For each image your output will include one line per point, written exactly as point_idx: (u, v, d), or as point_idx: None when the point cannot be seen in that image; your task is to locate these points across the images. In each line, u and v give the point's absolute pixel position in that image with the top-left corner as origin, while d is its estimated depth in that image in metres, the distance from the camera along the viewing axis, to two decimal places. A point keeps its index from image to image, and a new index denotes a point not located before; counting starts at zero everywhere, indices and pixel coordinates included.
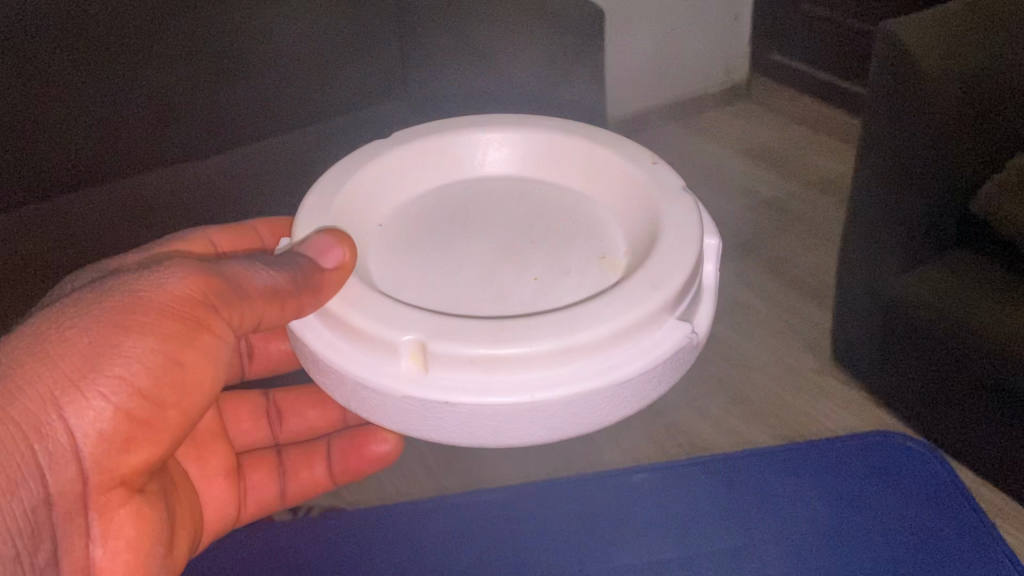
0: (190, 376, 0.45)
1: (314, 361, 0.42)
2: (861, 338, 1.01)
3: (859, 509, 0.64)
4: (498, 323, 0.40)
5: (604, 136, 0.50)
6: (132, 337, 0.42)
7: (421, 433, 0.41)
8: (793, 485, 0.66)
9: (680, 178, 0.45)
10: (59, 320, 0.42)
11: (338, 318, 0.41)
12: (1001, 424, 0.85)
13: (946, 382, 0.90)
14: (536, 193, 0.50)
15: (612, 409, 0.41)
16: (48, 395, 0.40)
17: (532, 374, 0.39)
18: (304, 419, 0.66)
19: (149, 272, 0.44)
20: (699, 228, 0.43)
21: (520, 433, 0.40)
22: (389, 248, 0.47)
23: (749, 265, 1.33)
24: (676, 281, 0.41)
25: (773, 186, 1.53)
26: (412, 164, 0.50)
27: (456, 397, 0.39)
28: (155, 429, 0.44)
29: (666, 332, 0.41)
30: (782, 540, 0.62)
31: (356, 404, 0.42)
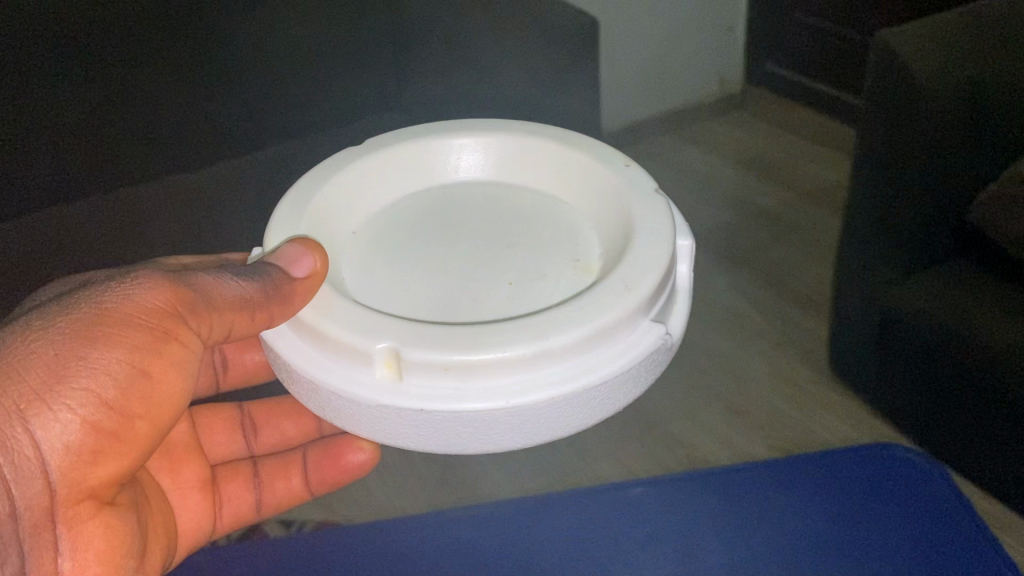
0: (158, 387, 0.44)
1: (288, 372, 0.41)
2: (856, 348, 1.00)
3: (862, 525, 0.63)
4: (470, 329, 0.39)
5: (578, 139, 0.49)
6: (99, 349, 0.42)
7: (399, 442, 0.40)
8: (799, 498, 0.65)
9: (652, 179, 0.45)
10: (24, 332, 0.41)
11: (309, 327, 0.40)
12: (996, 431, 0.85)
13: (941, 388, 0.89)
14: (510, 198, 0.50)
15: (585, 412, 0.40)
16: (13, 408, 0.40)
17: (506, 379, 0.38)
18: (279, 430, 0.65)
19: (115, 283, 0.43)
20: (672, 230, 0.42)
21: (496, 439, 0.40)
22: (364, 255, 0.47)
23: (744, 276, 1.33)
24: (650, 283, 0.40)
25: (766, 197, 1.53)
26: (387, 172, 0.50)
27: (431, 406, 0.38)
28: (123, 442, 0.44)
29: (640, 335, 0.40)
30: (789, 556, 0.61)
31: (333, 416, 0.41)
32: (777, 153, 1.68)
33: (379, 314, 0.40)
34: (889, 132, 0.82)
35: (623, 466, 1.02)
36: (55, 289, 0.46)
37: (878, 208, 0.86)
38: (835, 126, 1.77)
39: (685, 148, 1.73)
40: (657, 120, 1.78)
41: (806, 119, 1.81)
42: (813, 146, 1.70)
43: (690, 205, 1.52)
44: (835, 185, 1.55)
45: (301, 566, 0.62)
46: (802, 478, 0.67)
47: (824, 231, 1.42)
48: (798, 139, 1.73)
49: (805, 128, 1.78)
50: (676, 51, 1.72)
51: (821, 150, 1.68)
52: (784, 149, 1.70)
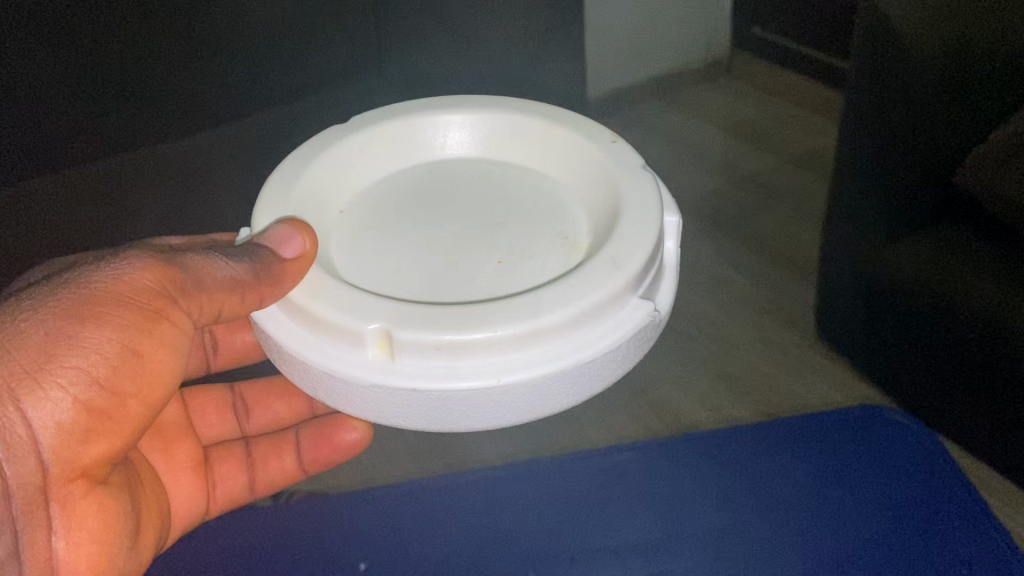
0: (150, 366, 0.44)
1: (280, 353, 0.41)
2: (846, 320, 0.98)
3: (850, 489, 0.64)
4: (461, 309, 0.39)
5: (564, 115, 0.49)
6: (89, 328, 0.42)
7: (391, 421, 0.40)
8: (790, 463, 0.66)
9: (639, 155, 0.45)
10: (15, 311, 0.41)
11: (300, 308, 0.41)
12: (992, 403, 0.82)
13: (931, 359, 0.87)
14: (496, 175, 0.50)
15: (576, 389, 0.41)
16: (5, 388, 0.40)
17: (498, 357, 0.39)
18: (272, 410, 0.65)
19: (105, 264, 0.43)
20: (660, 205, 0.42)
21: (488, 417, 0.40)
22: (352, 235, 0.47)
23: (730, 242, 1.33)
24: (639, 261, 0.40)
25: (753, 163, 1.53)
26: (374, 150, 0.49)
27: (424, 385, 0.38)
28: (114, 421, 0.44)
29: (629, 311, 0.41)
30: (777, 519, 0.62)
31: (325, 396, 0.41)
32: (765, 119, 1.68)
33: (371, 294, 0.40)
34: (875, 97, 0.79)
35: (611, 431, 1.03)
36: (47, 268, 0.46)
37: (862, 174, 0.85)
38: (822, 91, 1.77)
39: (672, 113, 1.73)
40: (643, 86, 1.77)
41: (794, 84, 1.81)
42: (800, 111, 1.70)
43: (677, 172, 1.52)
44: (823, 151, 1.56)
45: (295, 535, 0.62)
46: (787, 441, 0.68)
47: (811, 196, 1.42)
48: (786, 104, 1.73)
49: (792, 93, 1.77)
50: (662, 17, 1.72)
51: (808, 115, 1.68)
52: (771, 115, 1.70)
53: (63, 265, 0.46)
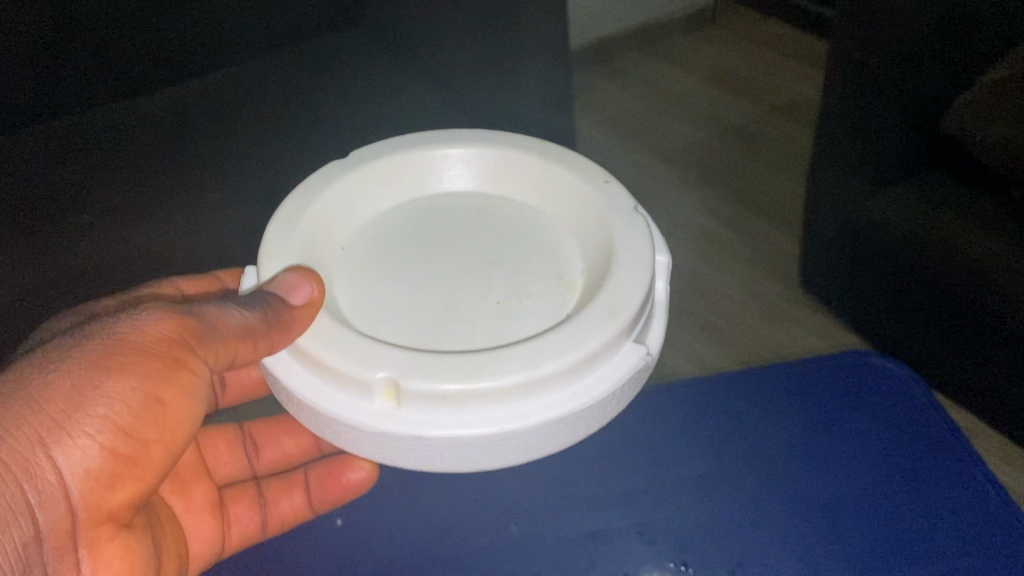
0: (172, 413, 0.46)
1: (290, 398, 0.43)
2: (825, 263, 1.02)
3: (834, 434, 0.63)
4: (462, 357, 0.40)
5: (559, 152, 0.48)
6: (112, 377, 0.44)
7: (395, 461, 0.42)
8: (776, 408, 0.66)
9: (631, 197, 0.45)
10: (43, 364, 0.44)
11: (308, 354, 0.42)
12: (975, 347, 0.85)
13: (916, 307, 0.90)
14: (495, 213, 0.49)
15: (574, 431, 0.42)
16: (35, 437, 0.42)
17: (500, 406, 0.40)
18: (279, 448, 0.67)
19: (127, 315, 0.46)
20: (651, 247, 0.43)
21: (490, 459, 0.41)
22: (353, 275, 0.46)
23: (715, 191, 1.34)
24: (631, 308, 0.41)
25: (740, 116, 1.54)
26: (371, 185, 0.49)
27: (429, 431, 0.40)
28: (139, 466, 0.46)
29: (623, 356, 0.42)
30: (759, 467, 0.61)
31: (333, 438, 0.42)
32: (749, 71, 1.69)
33: (374, 339, 0.42)
34: (863, 46, 0.82)
35: None
36: (72, 316, 0.49)
37: (851, 127, 0.88)
38: (807, 42, 1.79)
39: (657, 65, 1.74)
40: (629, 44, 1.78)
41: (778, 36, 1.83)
42: (784, 62, 1.72)
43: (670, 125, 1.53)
44: (806, 99, 1.58)
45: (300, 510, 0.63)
46: (779, 388, 0.67)
47: (796, 147, 1.44)
48: (770, 55, 1.75)
49: (776, 45, 1.79)
50: None
51: (792, 66, 1.70)
52: (753, 64, 1.71)
53: (88, 314, 0.48)
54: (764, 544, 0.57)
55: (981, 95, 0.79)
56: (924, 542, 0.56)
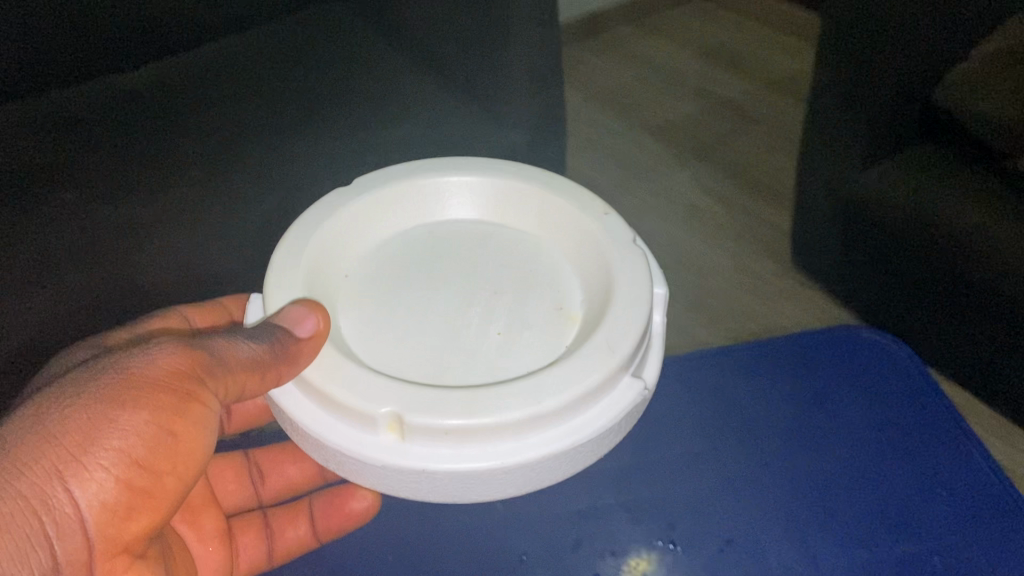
0: (184, 445, 0.47)
1: (298, 430, 0.44)
2: (818, 232, 1.05)
3: (823, 406, 0.69)
4: (464, 391, 0.41)
5: (560, 183, 0.48)
6: (127, 411, 0.45)
7: (398, 492, 0.42)
8: (773, 385, 0.71)
9: (631, 231, 0.45)
10: (60, 399, 0.45)
11: (314, 388, 0.43)
12: (971, 315, 0.88)
13: (914, 277, 0.92)
14: (495, 240, 0.49)
15: (572, 464, 0.42)
16: (53, 469, 0.43)
17: (501, 441, 0.40)
18: (284, 475, 0.68)
19: (140, 350, 0.47)
20: (649, 280, 0.43)
21: (491, 492, 0.42)
22: (357, 303, 0.47)
23: (706, 171, 1.38)
24: (630, 343, 0.41)
25: (734, 99, 1.58)
26: (375, 212, 0.49)
27: (431, 465, 0.40)
28: (152, 497, 0.47)
29: (621, 390, 0.42)
30: (753, 439, 0.67)
31: (337, 467, 0.43)
32: (741, 51, 1.74)
33: (377, 371, 0.42)
34: (857, 15, 0.85)
35: None
36: (83, 348, 0.50)
37: (848, 95, 0.91)
38: (797, 19, 1.84)
39: (651, 45, 1.77)
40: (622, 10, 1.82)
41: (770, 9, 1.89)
42: (776, 40, 1.78)
43: (668, 110, 1.55)
44: (796, 79, 1.63)
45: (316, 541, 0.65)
46: (771, 361, 0.74)
47: (786, 127, 1.49)
48: (762, 34, 1.80)
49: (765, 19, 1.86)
50: None
51: (785, 47, 1.75)
52: (743, 45, 1.76)
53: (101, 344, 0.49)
54: (755, 518, 0.61)
55: (975, 64, 0.82)
56: (911, 514, 0.61)
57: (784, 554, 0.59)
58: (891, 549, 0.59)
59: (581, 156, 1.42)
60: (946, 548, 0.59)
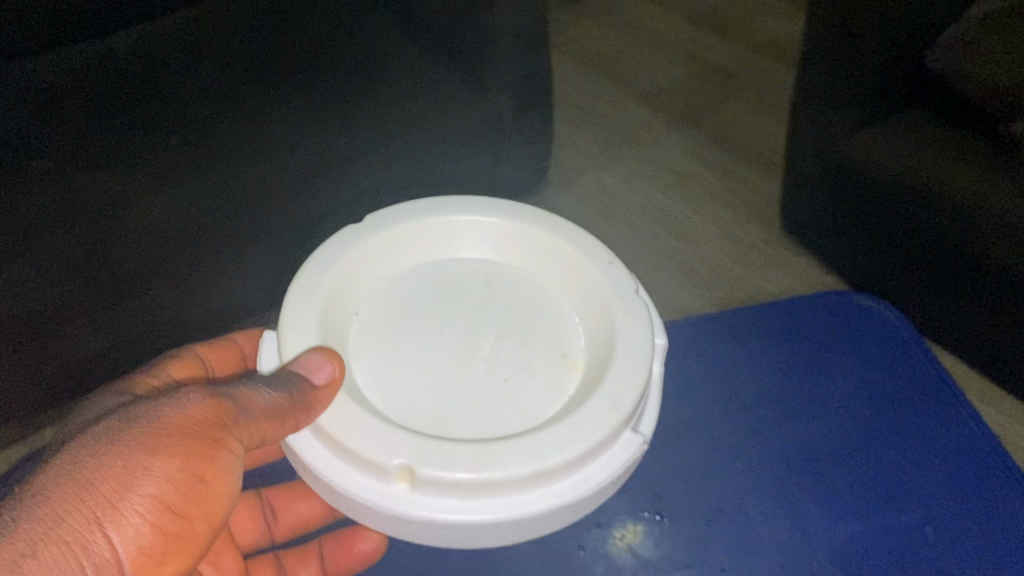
0: (211, 490, 0.49)
1: (309, 473, 0.45)
2: (802, 199, 1.05)
3: (814, 372, 0.72)
4: (473, 444, 0.42)
5: (567, 226, 0.49)
6: (158, 458, 0.46)
7: (403, 536, 0.44)
8: (765, 352, 0.73)
9: (635, 280, 0.47)
10: (94, 447, 0.46)
11: (326, 435, 0.44)
12: (960, 287, 0.88)
13: (901, 248, 0.92)
14: (500, 281, 0.51)
15: (573, 511, 0.45)
16: (91, 515, 0.44)
17: (507, 494, 0.43)
18: (298, 511, 0.63)
19: (166, 398, 0.49)
20: (652, 330, 0.45)
21: (494, 538, 0.44)
22: (369, 350, 0.47)
23: (693, 134, 1.35)
24: (633, 399, 0.43)
25: (722, 57, 1.55)
26: (385, 252, 0.49)
27: (439, 516, 0.43)
28: (184, 542, 0.48)
29: (621, 445, 0.45)
30: (743, 407, 0.69)
31: (345, 508, 0.45)
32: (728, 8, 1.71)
33: (385, 419, 0.44)
34: None
35: None
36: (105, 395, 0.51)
37: (838, 59, 0.89)
38: None
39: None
40: None
41: None
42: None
43: (658, 69, 1.52)
44: (785, 40, 1.61)
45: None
46: (757, 328, 0.75)
47: (772, 88, 1.47)
48: None
49: None
50: None
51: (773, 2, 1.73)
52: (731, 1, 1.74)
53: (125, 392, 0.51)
54: (743, 491, 0.63)
55: (970, 27, 0.82)
56: (900, 485, 0.63)
57: (777, 525, 0.61)
58: (879, 522, 0.61)
59: (570, 119, 1.39)
60: (935, 516, 0.61)
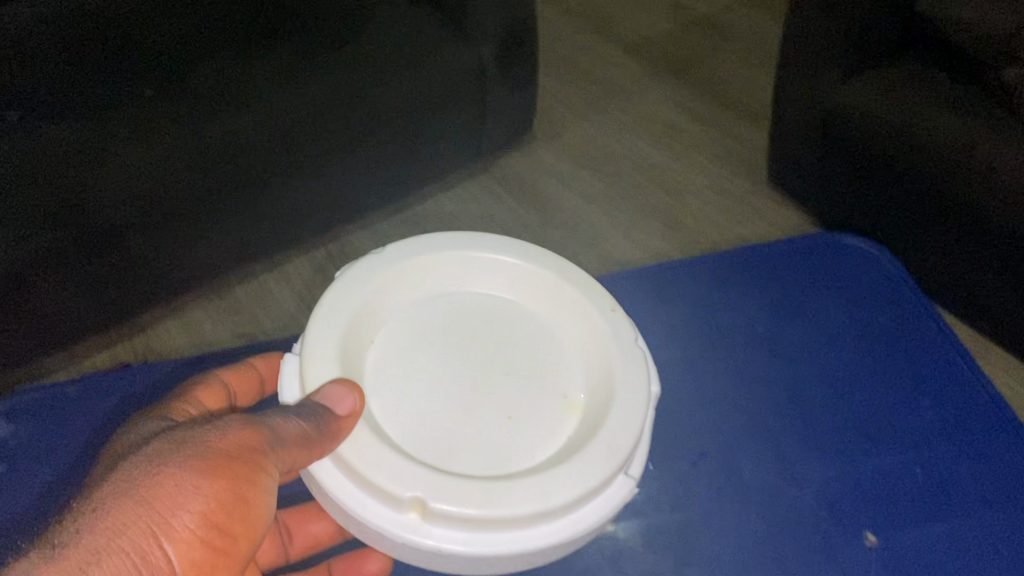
0: (252, 510, 0.48)
1: (327, 497, 0.49)
2: (786, 148, 1.06)
3: (797, 313, 0.75)
4: (481, 482, 0.45)
5: (572, 272, 0.54)
6: (207, 478, 0.46)
7: (410, 560, 0.48)
8: (754, 294, 0.76)
9: (636, 332, 0.51)
10: (146, 468, 0.45)
11: (346, 466, 0.47)
12: (947, 238, 0.89)
13: (891, 198, 0.93)
14: (507, 321, 0.55)
15: (567, 546, 0.48)
16: (148, 528, 0.43)
17: (510, 531, 0.46)
18: (311, 532, 0.56)
19: (206, 426, 0.49)
20: (648, 381, 0.49)
21: (493, 569, 0.48)
22: (382, 377, 0.51)
23: (679, 83, 1.37)
24: (630, 446, 0.46)
25: (706, 7, 1.57)
26: (400, 284, 0.53)
27: (447, 547, 0.46)
28: (229, 557, 0.47)
29: (615, 489, 0.49)
30: (733, 347, 0.72)
31: (357, 531, 0.48)
32: None
33: (399, 450, 0.47)
34: None
35: None
36: (141, 419, 0.51)
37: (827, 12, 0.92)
38: None
39: None
40: None
41: None
42: None
43: (657, 38, 1.47)
44: None
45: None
46: (733, 269, 0.79)
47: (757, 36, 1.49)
48: None
49: None
50: None
51: None
52: None
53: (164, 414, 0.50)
54: (716, 425, 0.66)
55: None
56: (886, 429, 0.66)
57: (759, 468, 0.63)
58: (867, 462, 0.63)
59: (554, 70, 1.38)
60: (925, 459, 0.64)
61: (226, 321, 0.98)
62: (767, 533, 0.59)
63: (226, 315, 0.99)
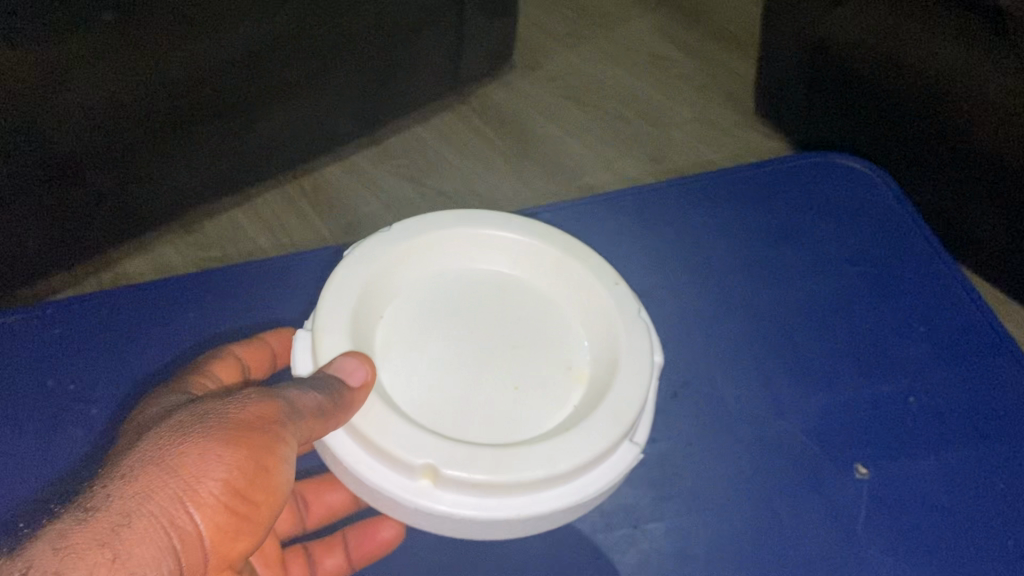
0: (274, 479, 0.48)
1: (341, 465, 0.50)
2: (784, 62, 1.13)
3: (795, 222, 0.78)
4: (490, 449, 0.47)
5: (575, 245, 0.55)
6: (231, 447, 0.45)
7: (422, 526, 0.49)
8: (749, 205, 0.79)
9: (640, 304, 0.52)
10: (172, 436, 0.45)
11: (359, 437, 0.49)
12: (941, 154, 0.95)
13: (896, 113, 0.98)
14: (511, 296, 0.57)
15: (573, 510, 0.50)
16: (175, 492, 0.43)
17: (518, 496, 0.48)
18: (328, 502, 0.61)
19: (229, 398, 0.48)
20: (651, 349, 0.50)
21: (502, 533, 0.50)
22: (390, 350, 0.53)
23: (667, 16, 1.48)
24: (634, 412, 0.48)
25: None
26: (408, 257, 0.55)
27: (458, 512, 0.47)
28: (251, 523, 0.47)
29: (621, 454, 0.50)
30: (731, 259, 0.75)
31: (370, 498, 0.50)
32: None
33: (408, 418, 0.48)
34: None
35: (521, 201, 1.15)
36: (166, 398, 0.51)
37: None
38: None
39: None
40: None
41: None
42: None
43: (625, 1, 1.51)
44: None
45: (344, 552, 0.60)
46: (729, 190, 0.81)
47: None
48: None
49: None
50: None
51: None
52: None
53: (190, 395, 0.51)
54: (710, 356, 0.68)
55: None
56: (881, 351, 0.69)
57: (748, 397, 0.66)
58: (862, 389, 0.66)
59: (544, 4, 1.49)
60: (920, 386, 0.66)
61: (193, 256, 1.06)
62: (754, 464, 0.62)
63: (193, 251, 1.07)
